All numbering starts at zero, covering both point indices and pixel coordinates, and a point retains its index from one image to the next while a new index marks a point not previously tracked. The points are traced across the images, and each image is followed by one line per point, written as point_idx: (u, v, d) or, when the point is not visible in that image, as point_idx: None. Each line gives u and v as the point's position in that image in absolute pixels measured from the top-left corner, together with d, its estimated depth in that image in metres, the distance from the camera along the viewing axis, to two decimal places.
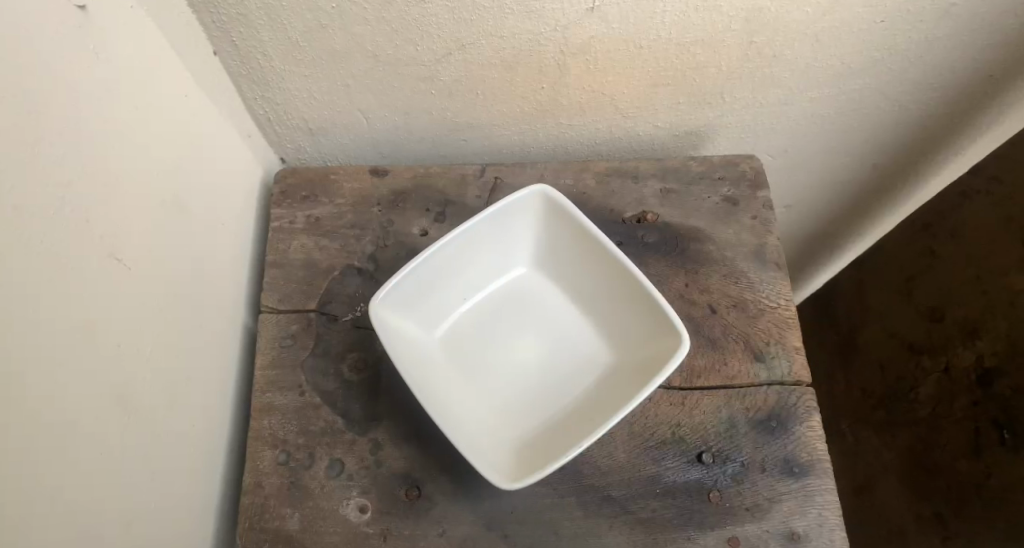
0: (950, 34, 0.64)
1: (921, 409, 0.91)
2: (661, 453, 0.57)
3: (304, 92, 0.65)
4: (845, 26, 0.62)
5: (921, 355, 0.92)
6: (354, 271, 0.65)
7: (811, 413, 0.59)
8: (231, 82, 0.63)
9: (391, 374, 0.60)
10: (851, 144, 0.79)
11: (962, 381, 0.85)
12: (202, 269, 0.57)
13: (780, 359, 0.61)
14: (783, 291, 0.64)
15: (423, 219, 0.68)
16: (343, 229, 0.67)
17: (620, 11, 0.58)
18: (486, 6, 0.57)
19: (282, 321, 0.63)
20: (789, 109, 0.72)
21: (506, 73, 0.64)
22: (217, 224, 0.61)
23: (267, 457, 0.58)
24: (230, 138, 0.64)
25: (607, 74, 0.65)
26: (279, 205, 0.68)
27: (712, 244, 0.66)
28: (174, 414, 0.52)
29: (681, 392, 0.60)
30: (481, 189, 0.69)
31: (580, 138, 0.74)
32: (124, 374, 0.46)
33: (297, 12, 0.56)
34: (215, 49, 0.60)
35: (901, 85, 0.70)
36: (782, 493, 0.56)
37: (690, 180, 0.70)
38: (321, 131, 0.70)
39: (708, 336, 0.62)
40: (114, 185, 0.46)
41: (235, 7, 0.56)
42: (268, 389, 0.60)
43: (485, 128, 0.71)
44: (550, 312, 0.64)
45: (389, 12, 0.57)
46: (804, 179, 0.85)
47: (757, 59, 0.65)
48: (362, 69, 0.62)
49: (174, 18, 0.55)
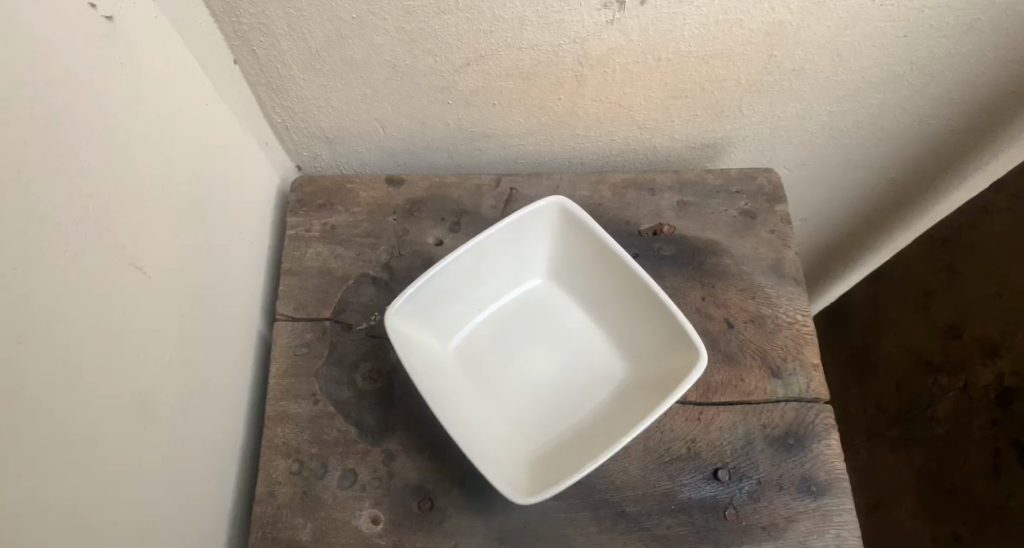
0: (972, 50, 0.63)
1: (939, 427, 0.93)
2: (676, 469, 0.57)
3: (322, 100, 0.65)
4: (866, 40, 0.61)
5: (938, 373, 0.95)
6: (368, 279, 0.65)
7: (830, 430, 0.58)
8: (250, 90, 0.63)
9: (404, 383, 0.60)
10: (871, 159, 0.78)
11: (982, 399, 0.89)
12: (219, 276, 0.57)
13: (797, 376, 0.60)
14: (799, 307, 0.63)
15: (437, 228, 0.68)
16: (358, 237, 0.67)
17: (640, 23, 0.58)
18: (504, 18, 0.57)
19: (297, 329, 0.63)
20: (807, 123, 0.72)
21: (524, 83, 0.64)
22: (235, 231, 0.61)
23: (280, 466, 0.58)
24: (248, 146, 0.64)
25: (626, 85, 0.65)
26: (295, 212, 0.69)
27: (729, 258, 0.66)
28: (190, 421, 0.52)
29: (697, 408, 0.59)
30: (497, 199, 0.69)
31: (596, 148, 0.73)
32: (140, 381, 0.46)
33: (317, 22, 0.57)
34: (234, 58, 0.60)
35: (920, 100, 0.69)
36: (800, 511, 0.55)
37: (707, 193, 0.69)
38: (337, 140, 0.70)
39: (725, 351, 0.61)
40: (136, 193, 0.46)
41: (256, 17, 0.56)
42: (281, 398, 0.60)
43: (501, 138, 0.71)
44: (563, 323, 0.64)
45: (410, 23, 0.57)
46: (820, 193, 0.85)
47: (776, 72, 0.64)
48: (381, 78, 0.63)
49: (197, 27, 0.55)
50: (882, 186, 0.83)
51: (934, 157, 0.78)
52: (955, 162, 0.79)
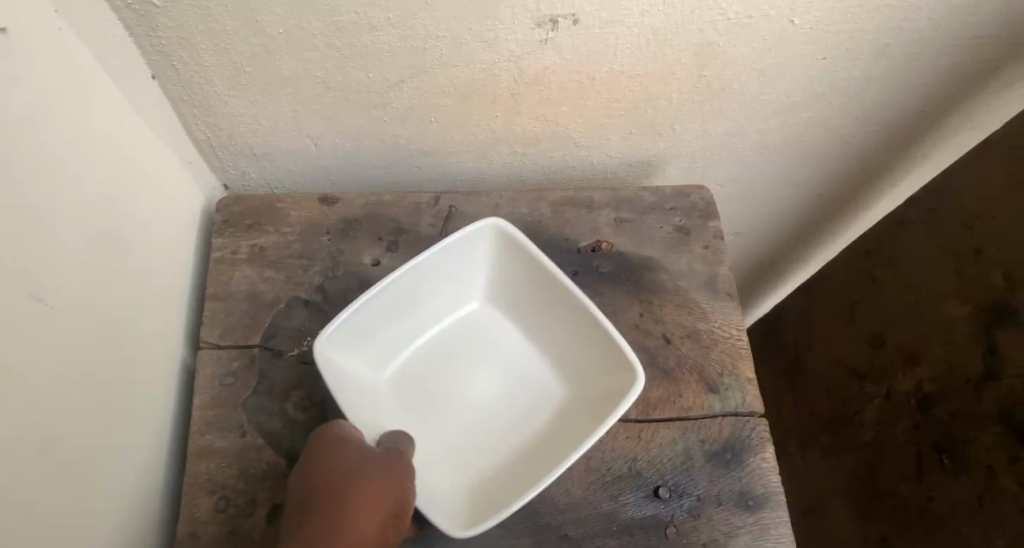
0: (887, 72, 0.66)
1: (867, 433, 1.01)
2: (618, 488, 0.57)
3: (249, 117, 0.63)
4: (788, 62, 0.63)
5: (864, 381, 1.03)
6: (301, 302, 0.63)
7: (765, 443, 0.59)
8: (172, 107, 0.60)
9: (337, 411, 0.58)
10: (798, 175, 0.81)
11: (904, 406, 0.96)
12: (135, 304, 0.54)
13: (733, 390, 0.61)
14: (735, 321, 0.64)
15: (374, 247, 0.66)
16: (289, 258, 0.65)
17: (573, 42, 0.58)
18: (437, 35, 0.56)
19: (223, 357, 0.60)
20: (737, 141, 0.73)
21: (459, 100, 0.63)
22: (153, 255, 0.57)
23: (204, 505, 0.54)
24: (169, 165, 0.61)
25: (561, 103, 0.65)
26: (221, 233, 0.66)
27: (666, 274, 0.66)
28: (102, 461, 0.48)
29: (637, 424, 0.59)
30: (435, 217, 0.68)
31: (534, 165, 0.73)
32: (45, 423, 0.43)
33: (241, 37, 0.55)
34: (152, 73, 0.57)
35: (842, 119, 0.72)
36: (739, 525, 0.55)
37: (643, 210, 0.70)
38: (267, 157, 0.68)
39: (663, 366, 0.62)
40: (39, 218, 0.43)
41: (175, 31, 0.54)
42: (206, 431, 0.57)
43: (438, 155, 0.70)
44: (504, 345, 0.63)
45: (340, 39, 0.56)
46: (752, 209, 0.87)
47: (706, 92, 0.66)
48: (310, 94, 0.61)
49: (109, 41, 0.52)
50: (809, 202, 0.86)
51: (857, 174, 0.81)
52: (876, 180, 0.83)
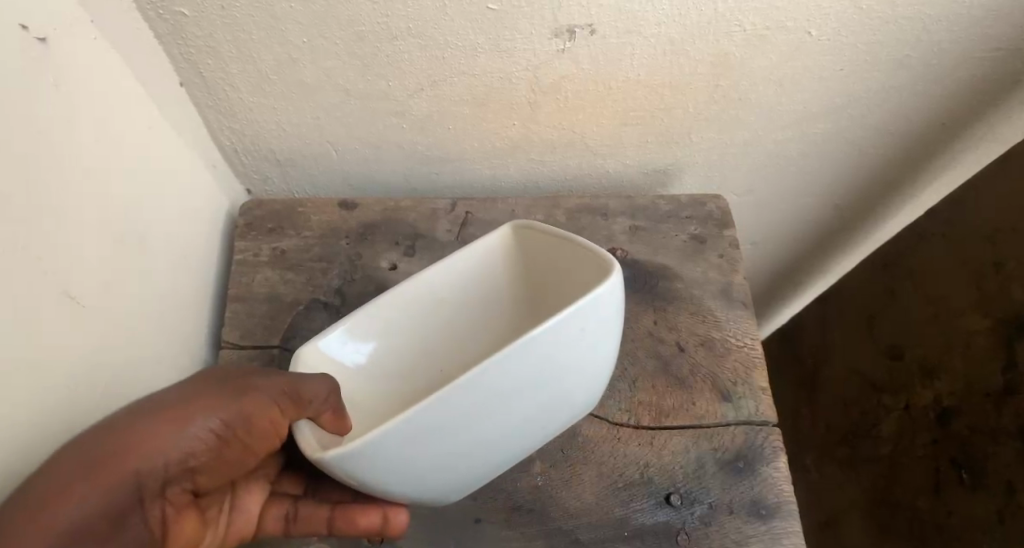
0: (904, 83, 0.66)
1: (884, 446, 1.01)
2: (629, 494, 0.57)
3: (272, 123, 0.64)
4: (805, 73, 0.63)
5: (883, 394, 1.03)
6: (319, 304, 0.64)
7: (778, 453, 0.58)
8: (198, 113, 0.62)
9: None
10: (815, 186, 0.81)
11: (923, 419, 0.96)
12: (159, 304, 0.55)
13: (746, 399, 0.61)
14: (749, 330, 0.64)
15: (392, 252, 0.67)
16: (309, 261, 0.66)
17: (590, 53, 0.59)
18: (457, 45, 0.57)
19: (243, 357, 0.61)
20: (754, 151, 0.74)
21: (478, 109, 0.64)
22: (177, 257, 0.59)
23: None
24: (194, 170, 0.63)
25: (578, 112, 0.65)
26: (244, 236, 0.67)
27: (680, 282, 0.67)
28: None
29: (650, 431, 0.60)
30: (452, 223, 0.69)
31: (552, 174, 0.74)
32: (72, 416, 0.44)
33: (266, 46, 0.56)
34: (181, 80, 0.58)
35: (860, 130, 0.72)
36: (750, 535, 0.55)
37: (659, 218, 0.71)
38: (289, 162, 0.69)
39: (676, 374, 0.62)
40: (68, 219, 0.45)
41: (203, 40, 0.55)
42: None
43: (456, 163, 0.71)
44: None
45: (362, 48, 0.57)
46: (769, 219, 0.87)
47: (723, 102, 0.66)
48: (332, 102, 0.62)
49: (138, 48, 0.54)
50: (826, 214, 0.86)
51: (875, 185, 0.81)
52: (892, 192, 0.83)
